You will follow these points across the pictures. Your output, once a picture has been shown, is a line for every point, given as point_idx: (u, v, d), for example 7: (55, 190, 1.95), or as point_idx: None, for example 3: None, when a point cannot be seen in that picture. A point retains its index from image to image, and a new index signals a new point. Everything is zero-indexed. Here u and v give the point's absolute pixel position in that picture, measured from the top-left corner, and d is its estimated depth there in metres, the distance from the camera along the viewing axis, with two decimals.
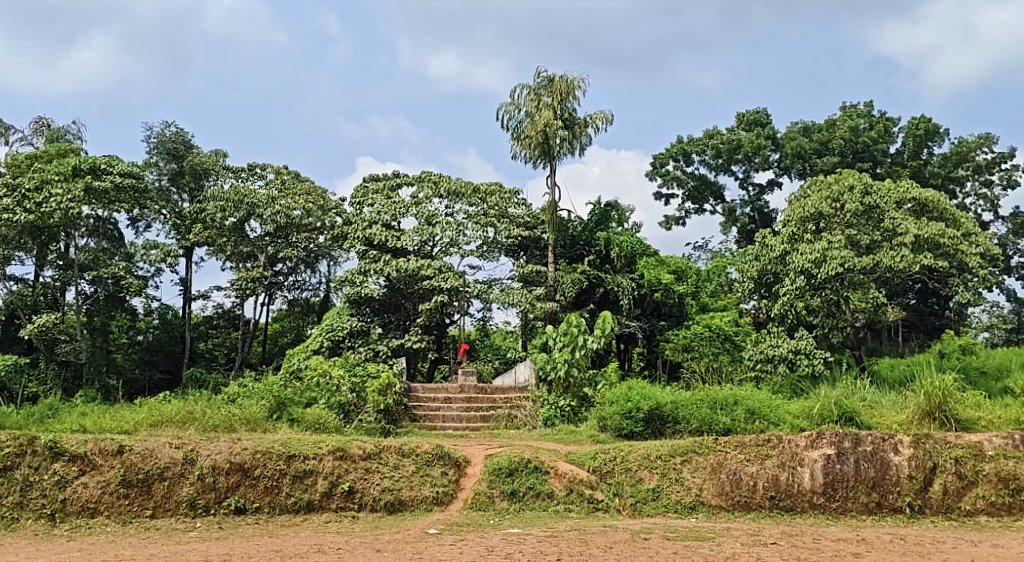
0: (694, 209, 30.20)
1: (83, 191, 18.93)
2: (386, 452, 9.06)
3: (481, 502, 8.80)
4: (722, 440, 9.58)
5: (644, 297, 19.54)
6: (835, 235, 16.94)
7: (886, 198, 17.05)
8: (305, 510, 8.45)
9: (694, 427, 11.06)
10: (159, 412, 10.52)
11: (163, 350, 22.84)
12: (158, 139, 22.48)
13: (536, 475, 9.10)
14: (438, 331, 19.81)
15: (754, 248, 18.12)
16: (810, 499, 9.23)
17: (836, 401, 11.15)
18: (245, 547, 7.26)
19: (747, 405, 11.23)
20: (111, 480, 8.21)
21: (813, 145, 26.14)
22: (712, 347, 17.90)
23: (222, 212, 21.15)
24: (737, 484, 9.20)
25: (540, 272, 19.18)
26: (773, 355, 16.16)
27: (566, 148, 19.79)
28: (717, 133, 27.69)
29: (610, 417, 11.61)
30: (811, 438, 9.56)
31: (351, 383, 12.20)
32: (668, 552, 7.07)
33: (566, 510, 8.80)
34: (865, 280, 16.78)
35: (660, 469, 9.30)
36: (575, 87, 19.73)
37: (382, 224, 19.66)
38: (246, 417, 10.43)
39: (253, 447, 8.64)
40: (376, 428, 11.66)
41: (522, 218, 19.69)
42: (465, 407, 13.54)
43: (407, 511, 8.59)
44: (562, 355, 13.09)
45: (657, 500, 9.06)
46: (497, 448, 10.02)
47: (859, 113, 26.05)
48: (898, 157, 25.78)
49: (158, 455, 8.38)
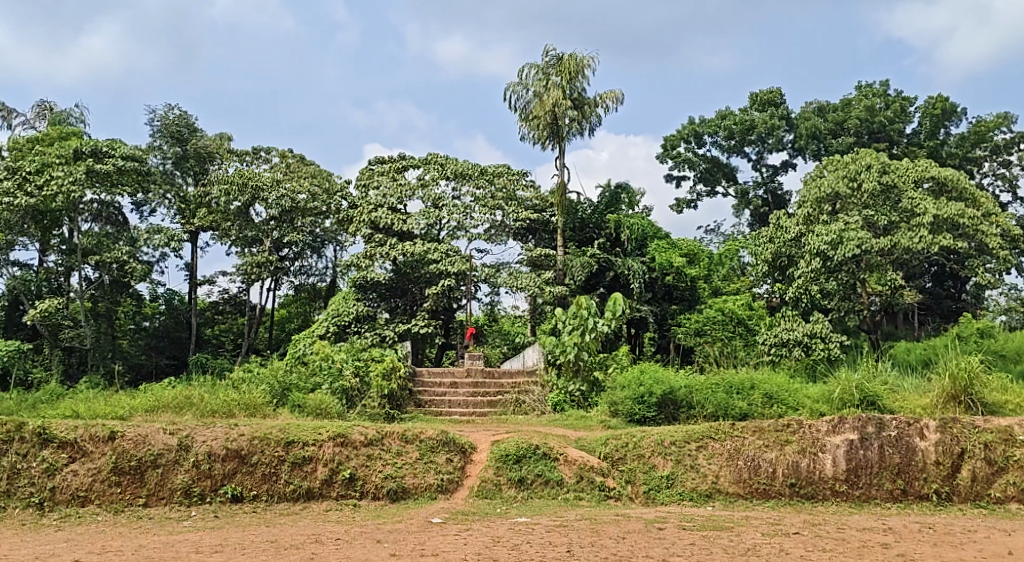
0: (705, 191, 29.68)
1: (85, 174, 18.53)
2: (389, 438, 8.70)
3: (488, 490, 8.44)
4: (740, 425, 9.17)
5: (656, 281, 19.12)
6: (851, 216, 16.38)
7: (904, 176, 16.50)
8: (304, 499, 8.11)
9: (709, 412, 10.62)
10: (157, 397, 10.21)
11: (169, 336, 22.51)
12: (162, 122, 21.93)
13: (544, 462, 8.73)
14: (444, 316, 19.44)
15: (768, 229, 17.58)
16: (832, 486, 8.83)
17: (857, 385, 10.72)
18: (239, 538, 6.90)
19: (765, 390, 10.81)
20: (102, 467, 7.89)
21: (828, 125, 25.52)
22: (725, 332, 17.48)
23: (227, 195, 20.76)
24: (756, 470, 8.81)
25: (548, 256, 18.82)
26: (788, 338, 15.81)
27: (575, 129, 19.39)
28: (730, 114, 27.12)
29: (621, 402, 11.24)
30: (833, 423, 9.14)
31: (353, 367, 11.83)
32: (685, 543, 6.66)
33: (576, 498, 8.45)
34: (882, 263, 16.22)
35: (675, 456, 8.88)
36: (584, 66, 19.19)
37: (388, 207, 19.29)
38: (246, 403, 10.10)
39: (250, 433, 8.29)
40: (380, 414, 11.34)
41: (530, 201, 19.29)
42: (472, 392, 13.18)
43: (411, 499, 8.25)
44: (571, 339, 12.62)
45: (671, 487, 8.67)
46: (504, 434, 9.66)
47: (876, 92, 25.39)
48: (915, 137, 25.17)
49: (152, 441, 8.05)
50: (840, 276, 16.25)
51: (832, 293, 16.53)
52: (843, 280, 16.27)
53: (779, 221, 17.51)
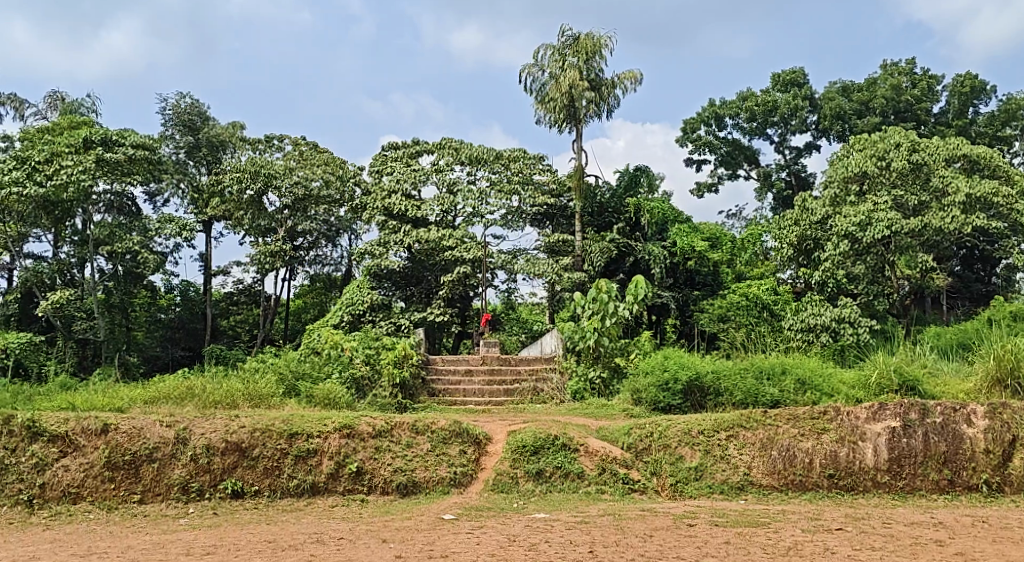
0: (726, 175, 28.92)
1: (94, 163, 18.09)
2: (399, 430, 8.21)
3: (504, 483, 7.92)
4: (772, 413, 8.60)
5: (677, 266, 18.52)
6: (880, 197, 15.61)
7: (934, 155, 15.66)
8: (309, 494, 7.63)
9: (738, 399, 10.04)
10: (158, 388, 9.79)
11: (184, 327, 22.28)
12: (173, 110, 21.50)
13: (564, 453, 8.19)
14: (461, 304, 18.94)
15: (793, 212, 16.77)
16: (873, 477, 8.21)
17: (894, 369, 10.10)
18: (236, 537, 6.43)
19: (797, 375, 10.24)
20: (95, 462, 7.46)
21: (853, 105, 24.64)
22: (749, 318, 16.68)
23: (240, 183, 20.23)
24: (791, 460, 8.21)
25: (566, 241, 18.38)
26: (815, 324, 15.10)
27: (592, 111, 18.73)
28: (751, 95, 26.30)
29: (644, 389, 10.63)
30: (873, 410, 8.54)
31: (364, 355, 11.36)
32: (718, 541, 6.10)
33: (598, 491, 7.91)
34: (913, 245, 15.52)
35: (703, 446, 8.30)
36: (601, 46, 18.54)
37: (402, 193, 18.77)
38: (249, 393, 9.64)
39: (251, 425, 7.83)
40: (391, 404, 10.87)
41: (546, 185, 18.68)
42: (487, 380, 12.63)
43: (422, 494, 7.74)
44: (591, 324, 12.06)
45: (700, 480, 8.09)
46: (521, 424, 9.16)
47: (901, 71, 24.49)
48: (942, 117, 24.30)
49: (147, 434, 7.62)
50: (868, 258, 15.75)
51: (858, 277, 15.82)
52: (870, 263, 15.77)
53: (805, 203, 16.72)
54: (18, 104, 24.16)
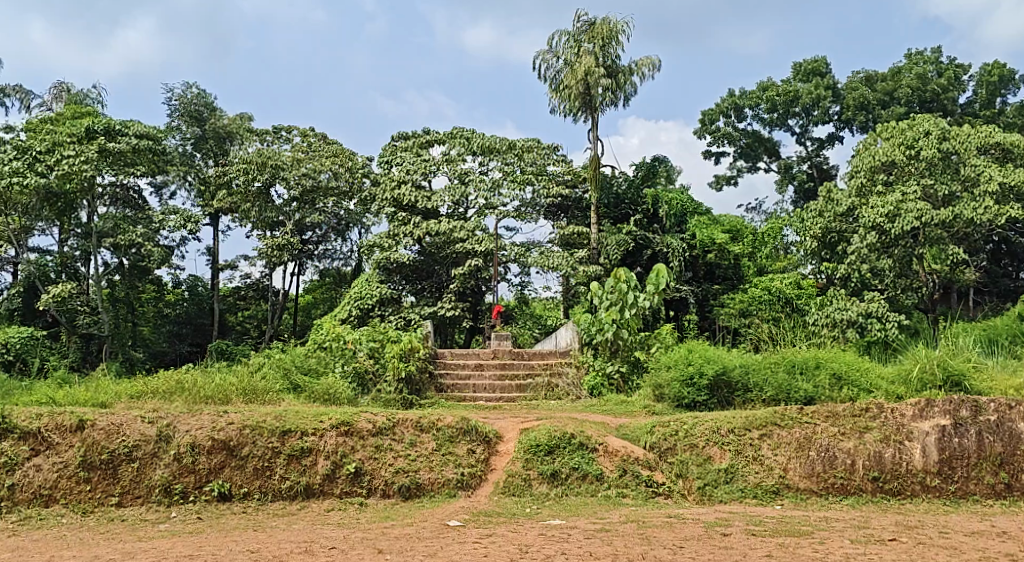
0: (746, 168, 28.11)
1: (97, 153, 17.44)
2: (402, 427, 7.57)
3: (516, 485, 7.24)
4: (809, 410, 7.92)
5: (696, 260, 17.74)
6: (908, 186, 14.61)
7: (967, 142, 14.64)
8: (303, 497, 6.97)
9: (770, 395, 9.33)
10: (147, 383, 9.18)
11: (192, 322, 21.68)
12: (179, 101, 21.00)
13: (581, 453, 7.51)
14: (472, 298, 18.22)
15: (817, 202, 15.80)
16: (922, 481, 7.46)
17: (938, 363, 9.35)
18: (217, 546, 5.78)
19: (832, 369, 9.51)
20: (69, 462, 6.86)
21: (877, 95, 23.71)
22: (773, 312, 16.04)
23: (246, 175, 19.71)
24: (831, 462, 7.47)
25: (582, 234, 17.68)
26: (841, 319, 14.25)
27: (610, 99, 18.00)
28: (772, 85, 25.46)
29: (667, 385, 9.89)
30: (920, 407, 7.86)
31: (368, 347, 10.69)
32: (759, 554, 5.39)
33: (619, 495, 7.21)
34: (943, 237, 14.35)
35: (734, 446, 7.58)
36: (619, 31, 17.77)
37: (412, 184, 18.12)
38: (242, 387, 8.99)
39: (240, 422, 7.21)
40: (396, 401, 10.20)
41: (562, 176, 17.96)
42: (498, 375, 11.97)
43: (426, 498, 7.07)
44: (610, 316, 11.34)
45: (731, 483, 7.36)
46: (534, 422, 8.49)
47: (927, 59, 23.61)
48: (969, 107, 23.37)
49: (126, 432, 7.03)
50: (895, 251, 14.65)
51: (884, 271, 14.93)
52: (897, 256, 14.67)
53: (830, 194, 15.77)
54: (25, 95, 23.72)
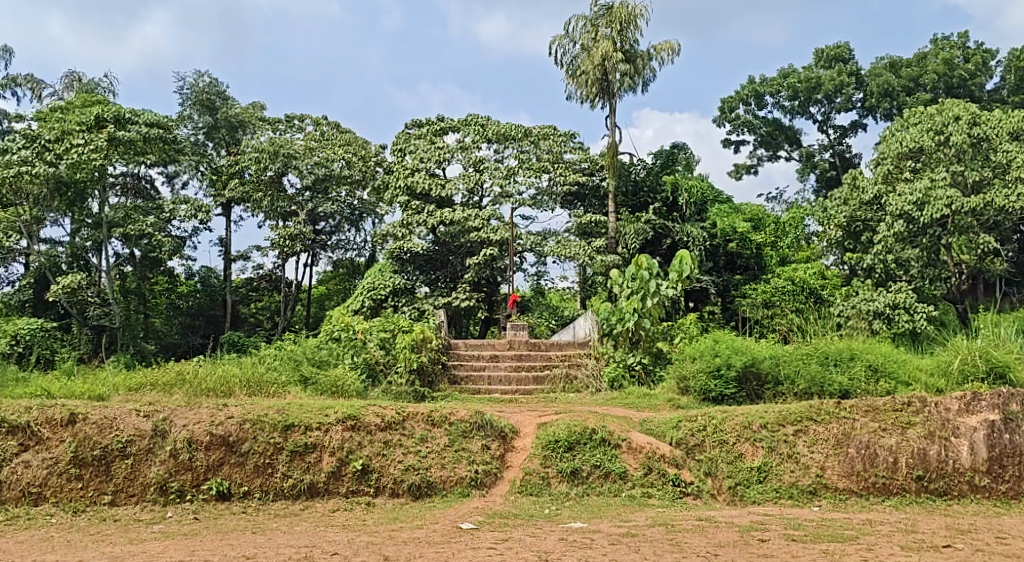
0: (766, 156, 27.42)
1: (106, 141, 17.04)
2: (412, 421, 7.14)
3: (534, 484, 6.78)
4: (847, 405, 7.41)
5: (717, 249, 17.13)
6: (936, 173, 13.71)
7: (998, 128, 13.77)
8: (306, 496, 6.55)
9: (803, 388, 8.83)
10: (147, 374, 8.80)
11: (204, 314, 21.37)
12: (191, 89, 20.45)
13: (603, 450, 7.05)
14: (487, 289, 17.75)
15: (842, 190, 15.09)
16: (970, 480, 6.93)
17: (980, 354, 8.79)
18: (211, 551, 5.35)
19: (868, 361, 9.02)
20: (60, 458, 6.48)
21: (902, 82, 22.93)
22: (796, 303, 15.36)
23: (258, 163, 19.29)
24: (872, 459, 6.96)
25: (598, 223, 17.18)
26: (868, 309, 13.65)
27: (628, 85, 17.46)
28: (793, 72, 24.73)
29: (692, 377, 9.37)
30: (966, 401, 7.36)
31: (378, 338, 10.26)
32: None
33: (644, 495, 6.74)
34: (974, 226, 13.52)
35: (767, 443, 7.10)
36: (637, 15, 17.19)
37: (426, 172, 17.65)
38: (246, 379, 8.59)
39: (241, 416, 6.80)
40: (406, 393, 9.75)
41: (578, 164, 17.46)
42: (514, 367, 11.50)
43: (437, 497, 6.63)
44: (630, 305, 10.85)
45: (764, 483, 6.87)
46: (552, 416, 8.03)
47: (953, 45, 22.77)
48: (997, 93, 22.53)
49: (120, 426, 6.65)
50: (922, 240, 13.79)
51: (909, 262, 14.22)
52: (924, 245, 13.86)
53: (855, 180, 14.98)
54: (36, 84, 23.46)
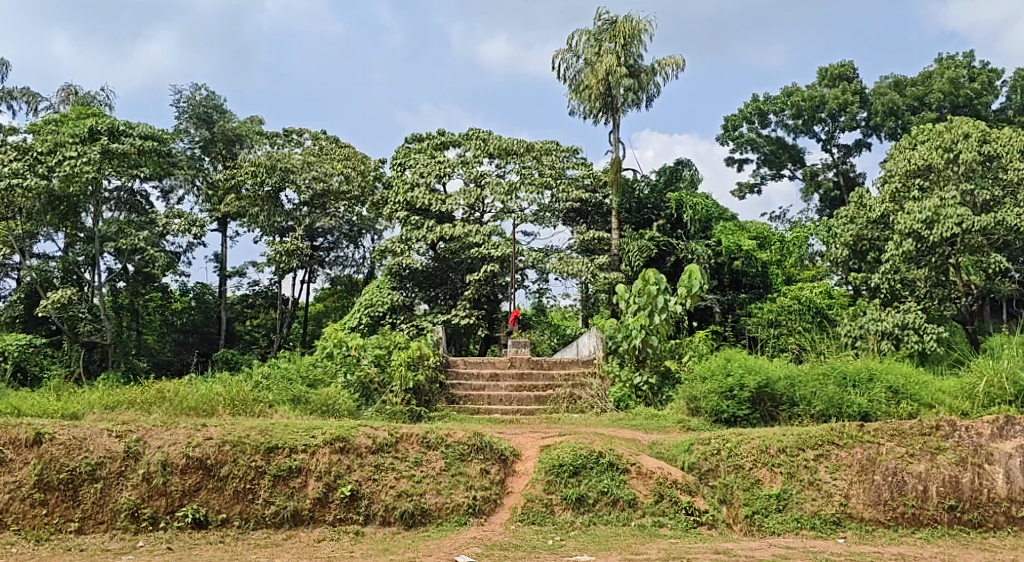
0: (770, 175, 27.06)
1: (99, 154, 16.49)
2: (405, 444, 6.66)
3: (536, 513, 6.28)
4: (871, 428, 6.90)
5: (722, 267, 16.57)
6: (946, 191, 13.14)
7: (1010, 146, 13.04)
8: (289, 524, 6.05)
9: (821, 409, 8.34)
10: (127, 391, 8.33)
11: (198, 331, 20.89)
12: (188, 103, 20.03)
13: (610, 475, 6.55)
14: (488, 306, 17.32)
15: (849, 208, 14.59)
16: (1007, 511, 6.42)
17: (1008, 376, 8.26)
18: None
19: (888, 383, 8.56)
20: (23, 481, 6.00)
21: (908, 100, 22.56)
22: (803, 323, 14.93)
23: (255, 178, 18.83)
24: (900, 487, 6.46)
25: (602, 239, 16.75)
26: (877, 329, 13.21)
27: (631, 100, 17.09)
28: (796, 90, 24.40)
29: (703, 397, 8.90)
30: (999, 426, 6.88)
31: (372, 356, 9.80)
32: None
33: (656, 525, 6.25)
34: (984, 245, 12.90)
35: (786, 468, 6.61)
36: (640, 30, 16.87)
37: (425, 186, 17.20)
38: (231, 399, 8.12)
39: (220, 438, 6.32)
40: (401, 414, 9.30)
41: (581, 180, 17.06)
42: (516, 386, 11.03)
43: (432, 526, 6.14)
44: (637, 321, 10.35)
45: (784, 512, 6.37)
46: (555, 438, 7.53)
47: (959, 64, 22.42)
48: (1003, 113, 22.16)
49: (90, 447, 6.18)
50: (932, 259, 13.19)
51: (916, 282, 13.63)
52: (934, 264, 13.20)
53: (862, 199, 14.50)
54: (31, 98, 23.14)
